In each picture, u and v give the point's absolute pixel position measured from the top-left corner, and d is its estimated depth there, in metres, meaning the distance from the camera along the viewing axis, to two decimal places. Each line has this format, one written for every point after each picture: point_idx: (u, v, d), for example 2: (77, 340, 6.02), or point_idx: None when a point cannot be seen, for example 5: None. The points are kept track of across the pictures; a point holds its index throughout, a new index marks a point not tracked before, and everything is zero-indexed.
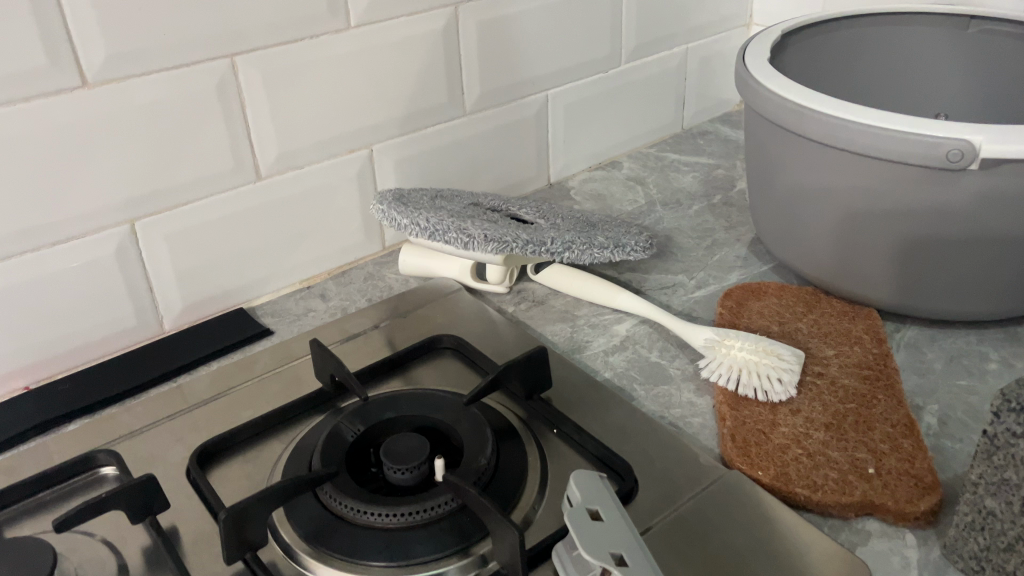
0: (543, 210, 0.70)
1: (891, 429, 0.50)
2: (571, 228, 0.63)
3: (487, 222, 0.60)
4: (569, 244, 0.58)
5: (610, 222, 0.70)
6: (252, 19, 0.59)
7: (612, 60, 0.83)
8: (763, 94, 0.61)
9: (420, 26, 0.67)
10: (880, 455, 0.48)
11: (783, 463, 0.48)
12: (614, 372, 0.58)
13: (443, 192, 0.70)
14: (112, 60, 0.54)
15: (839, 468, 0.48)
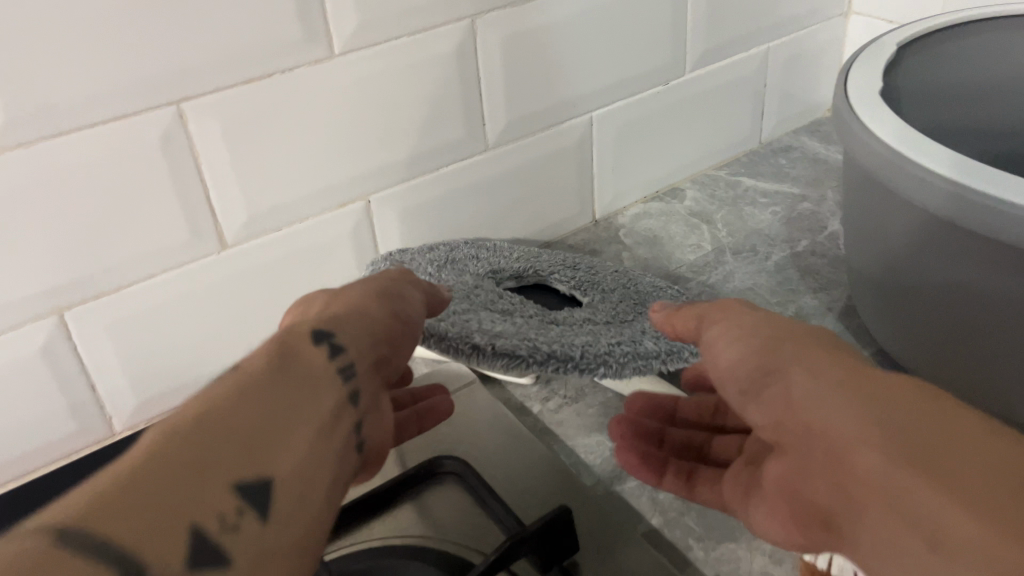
0: (580, 277, 0.56)
1: (723, 359, 0.33)
2: (612, 320, 0.49)
3: (498, 317, 0.47)
4: (605, 352, 0.43)
5: (667, 290, 0.55)
6: (202, 54, 0.45)
7: (676, 69, 0.68)
8: (855, 133, 0.46)
9: (428, 48, 0.53)
10: (765, 421, 0.30)
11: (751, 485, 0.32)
12: (666, 518, 0.45)
13: (452, 249, 0.57)
14: (16, 120, 0.42)
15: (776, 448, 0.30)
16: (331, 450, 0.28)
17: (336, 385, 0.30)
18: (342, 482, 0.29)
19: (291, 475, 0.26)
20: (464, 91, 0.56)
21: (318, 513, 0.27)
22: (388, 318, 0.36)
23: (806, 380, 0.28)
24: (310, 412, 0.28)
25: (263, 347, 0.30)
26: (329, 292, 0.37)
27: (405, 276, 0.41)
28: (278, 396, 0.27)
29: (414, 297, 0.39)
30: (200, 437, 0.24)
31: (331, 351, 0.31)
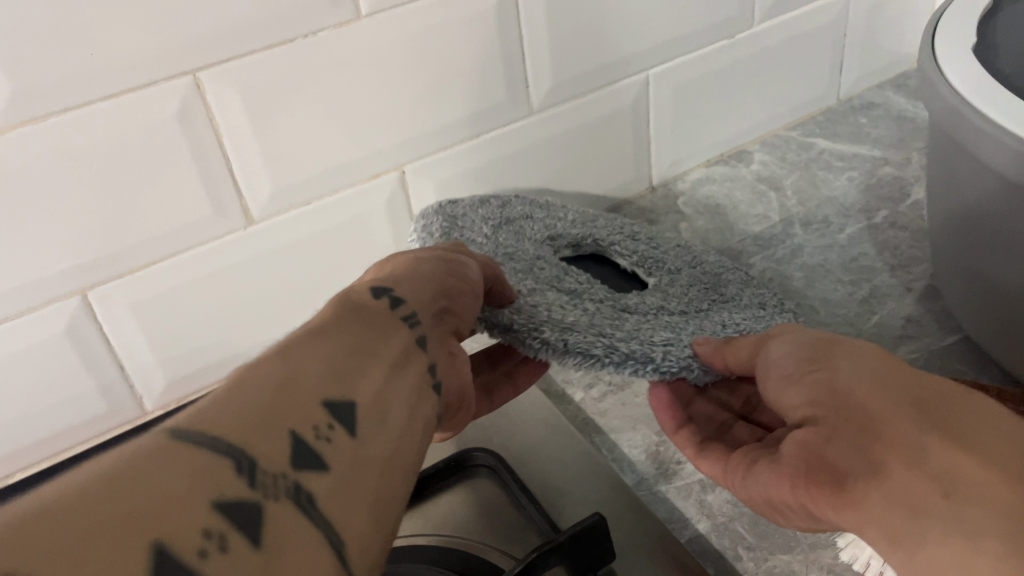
0: (642, 255, 0.51)
1: (776, 350, 0.34)
2: (687, 316, 0.45)
3: (568, 304, 0.42)
4: (688, 357, 0.38)
5: (735, 278, 0.51)
6: (216, 21, 0.42)
7: (743, 21, 0.61)
8: (944, 97, 0.40)
9: (464, 6, 0.49)
10: (818, 401, 0.30)
11: (791, 464, 0.31)
12: (714, 523, 0.41)
13: (502, 203, 0.52)
14: (23, 97, 0.39)
15: (833, 437, 0.29)
16: (411, 395, 0.30)
17: (401, 340, 0.31)
18: (428, 412, 0.31)
19: (366, 414, 0.27)
20: (505, 51, 0.52)
21: (414, 438, 0.29)
22: (429, 301, 0.34)
23: (851, 365, 0.31)
24: (382, 355, 0.30)
25: (329, 307, 0.31)
26: (378, 278, 0.35)
27: (450, 259, 0.38)
28: (342, 355, 0.28)
29: (474, 278, 0.38)
30: (284, 380, 0.26)
31: (398, 299, 0.33)
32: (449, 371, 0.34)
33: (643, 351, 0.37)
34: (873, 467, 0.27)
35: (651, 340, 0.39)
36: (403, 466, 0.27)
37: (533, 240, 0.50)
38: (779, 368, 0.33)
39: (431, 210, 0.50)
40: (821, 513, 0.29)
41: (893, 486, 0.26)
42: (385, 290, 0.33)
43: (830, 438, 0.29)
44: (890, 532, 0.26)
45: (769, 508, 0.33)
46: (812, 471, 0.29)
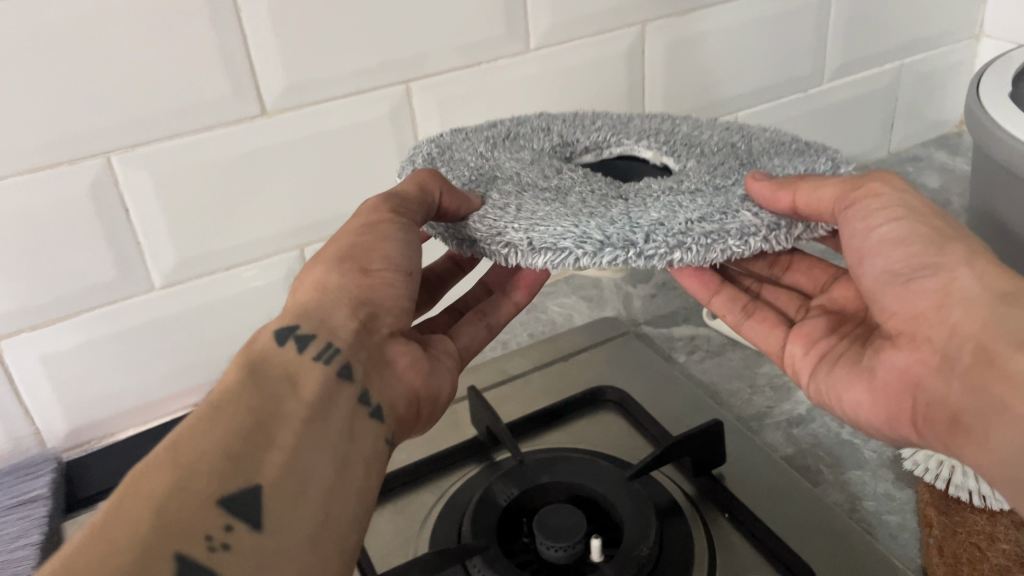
0: (672, 143, 0.50)
1: (881, 235, 0.40)
2: (703, 188, 0.42)
3: (551, 198, 0.42)
4: (675, 238, 0.38)
5: (780, 149, 0.48)
6: (429, 45, 0.57)
7: (815, 79, 0.75)
8: (987, 126, 0.53)
9: (605, 47, 0.63)
10: (923, 316, 0.37)
11: (898, 389, 0.38)
12: (799, 448, 0.52)
13: (527, 123, 0.55)
14: (294, 89, 0.53)
15: (943, 367, 0.36)
16: (326, 437, 0.33)
17: (305, 397, 0.34)
18: (365, 448, 0.35)
19: (278, 488, 0.30)
20: (629, 84, 0.66)
21: (344, 490, 0.32)
22: (345, 329, 0.38)
23: (970, 281, 0.36)
24: (285, 415, 0.33)
25: (233, 374, 0.34)
26: (287, 317, 0.38)
27: (383, 233, 0.42)
28: (240, 427, 0.31)
29: (394, 260, 0.41)
30: (176, 473, 0.28)
31: (303, 347, 0.36)
32: (385, 390, 0.38)
33: (622, 236, 0.38)
34: (979, 396, 0.34)
35: (636, 220, 0.39)
36: (336, 528, 0.31)
37: (540, 150, 0.51)
38: (883, 261, 0.39)
39: (439, 134, 0.54)
40: (928, 434, 0.37)
41: (1016, 422, 0.32)
42: (286, 335, 0.37)
43: (940, 368, 0.36)
44: (1004, 468, 0.32)
45: (851, 416, 0.42)
46: (918, 405, 0.37)
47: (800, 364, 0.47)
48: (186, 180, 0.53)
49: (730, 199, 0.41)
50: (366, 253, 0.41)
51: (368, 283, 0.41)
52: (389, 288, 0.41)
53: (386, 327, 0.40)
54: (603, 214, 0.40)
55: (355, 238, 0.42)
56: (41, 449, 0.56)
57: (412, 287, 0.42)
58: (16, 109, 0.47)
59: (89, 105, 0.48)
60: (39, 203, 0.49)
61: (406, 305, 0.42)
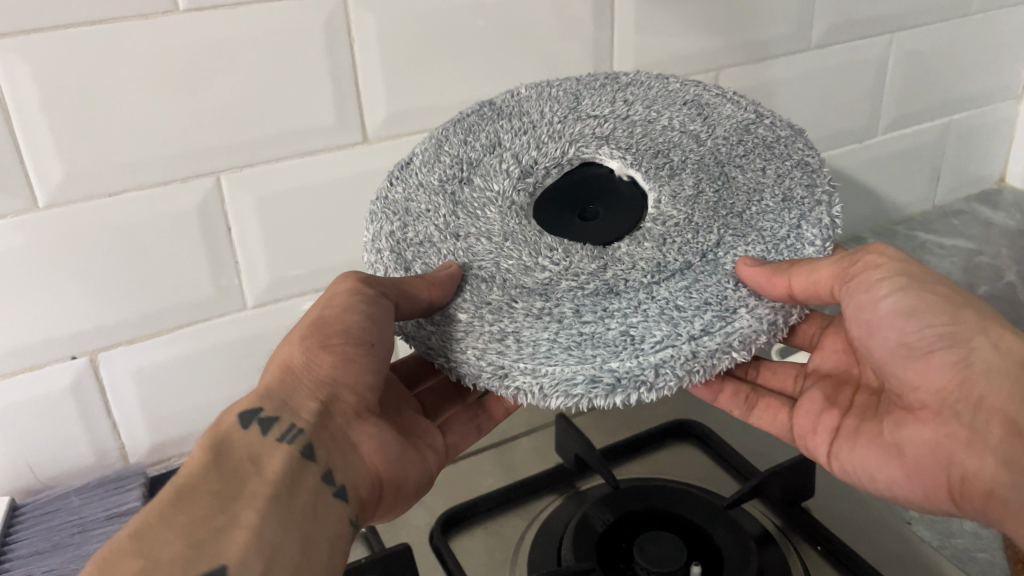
0: (643, 159, 0.43)
1: (888, 305, 0.38)
2: (691, 261, 0.38)
3: (542, 309, 0.36)
4: (687, 368, 0.34)
5: (758, 148, 0.43)
6: (523, 82, 0.59)
7: (869, 131, 0.78)
8: None
9: None
10: (946, 390, 0.37)
11: (929, 466, 0.37)
12: None
13: (475, 137, 0.45)
14: (397, 119, 0.55)
15: (972, 441, 0.35)
16: (291, 515, 0.32)
17: (270, 475, 0.34)
18: (334, 523, 0.34)
19: (244, 561, 0.30)
20: None
21: (314, 563, 0.32)
22: (308, 409, 0.37)
23: (988, 350, 0.36)
24: (249, 494, 0.32)
25: (198, 457, 0.34)
26: (253, 397, 0.37)
27: (345, 301, 0.39)
28: (206, 511, 0.31)
29: (354, 331, 0.38)
30: (141, 558, 0.29)
31: (267, 427, 0.36)
32: (349, 471, 0.37)
33: (632, 372, 0.34)
34: (1017, 477, 0.33)
35: (644, 337, 0.35)
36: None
37: (498, 193, 0.42)
38: (895, 334, 0.38)
39: (385, 188, 0.45)
40: (966, 508, 0.36)
41: None
42: (251, 416, 0.36)
43: (968, 443, 0.35)
44: None
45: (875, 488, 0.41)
46: (948, 477, 0.36)
47: (816, 443, 0.45)
48: (287, 203, 0.54)
49: (723, 285, 0.36)
50: (328, 324, 0.39)
51: (321, 360, 0.38)
52: (346, 365, 0.38)
53: (350, 407, 0.39)
54: (605, 339, 0.35)
55: (325, 307, 0.40)
56: (125, 465, 0.56)
57: (374, 362, 0.39)
58: (139, 129, 0.47)
59: (206, 124, 0.49)
60: (151, 220, 0.50)
61: (370, 381, 0.39)
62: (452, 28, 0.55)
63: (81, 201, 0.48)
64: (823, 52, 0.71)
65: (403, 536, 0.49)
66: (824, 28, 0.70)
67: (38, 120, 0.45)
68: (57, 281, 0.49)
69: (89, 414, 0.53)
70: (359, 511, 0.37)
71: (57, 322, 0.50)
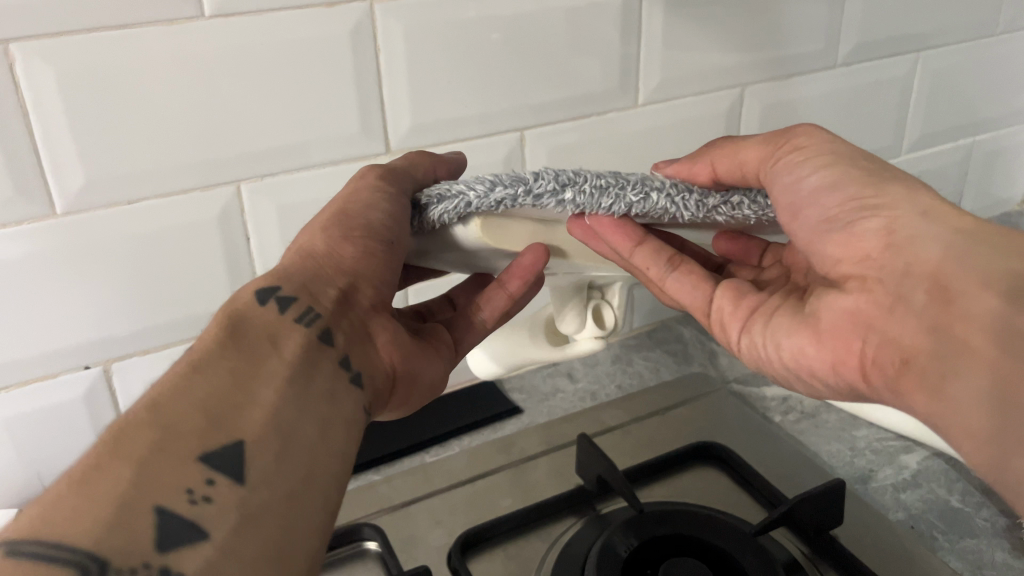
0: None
1: (811, 184, 0.35)
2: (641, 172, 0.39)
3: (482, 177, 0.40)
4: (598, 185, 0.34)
5: None
6: (549, 97, 0.58)
7: (893, 150, 0.77)
8: None
9: (707, 106, 0.65)
10: (871, 257, 0.33)
11: (845, 332, 0.33)
12: (910, 513, 0.52)
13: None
14: (422, 130, 0.55)
15: (898, 309, 0.31)
16: (309, 398, 0.31)
17: (286, 357, 0.32)
18: (350, 412, 0.33)
19: (263, 442, 0.28)
20: None
21: (330, 448, 0.30)
22: (328, 298, 0.36)
23: (919, 216, 0.32)
24: (266, 373, 0.30)
25: (212, 334, 0.31)
26: (272, 278, 0.36)
27: (368, 194, 0.38)
28: (224, 386, 0.29)
29: (377, 227, 0.37)
30: (158, 429, 0.26)
31: (285, 307, 0.34)
32: (365, 359, 0.36)
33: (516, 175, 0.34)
34: (936, 342, 0.29)
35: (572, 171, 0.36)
36: (321, 490, 0.29)
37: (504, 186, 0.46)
38: (817, 210, 0.35)
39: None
40: (877, 381, 0.32)
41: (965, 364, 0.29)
42: (270, 294, 0.34)
43: (891, 311, 0.31)
44: (964, 419, 0.29)
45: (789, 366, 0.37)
46: (863, 342, 0.33)
47: (729, 322, 0.41)
48: (308, 213, 0.53)
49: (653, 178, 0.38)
50: (352, 217, 0.38)
51: (344, 253, 0.37)
52: (367, 258, 0.37)
53: (367, 299, 0.37)
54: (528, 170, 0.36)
55: (347, 202, 0.39)
56: None
57: (395, 260, 0.38)
58: (160, 135, 0.46)
59: (229, 132, 0.48)
60: (170, 228, 0.49)
61: (390, 278, 0.38)
62: (479, 40, 0.54)
63: (100, 208, 0.47)
64: (849, 70, 0.70)
65: (420, 558, 0.47)
66: (851, 45, 0.69)
67: (59, 125, 0.44)
68: (73, 288, 0.48)
69: (99, 424, 0.52)
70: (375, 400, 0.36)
71: (72, 330, 0.49)
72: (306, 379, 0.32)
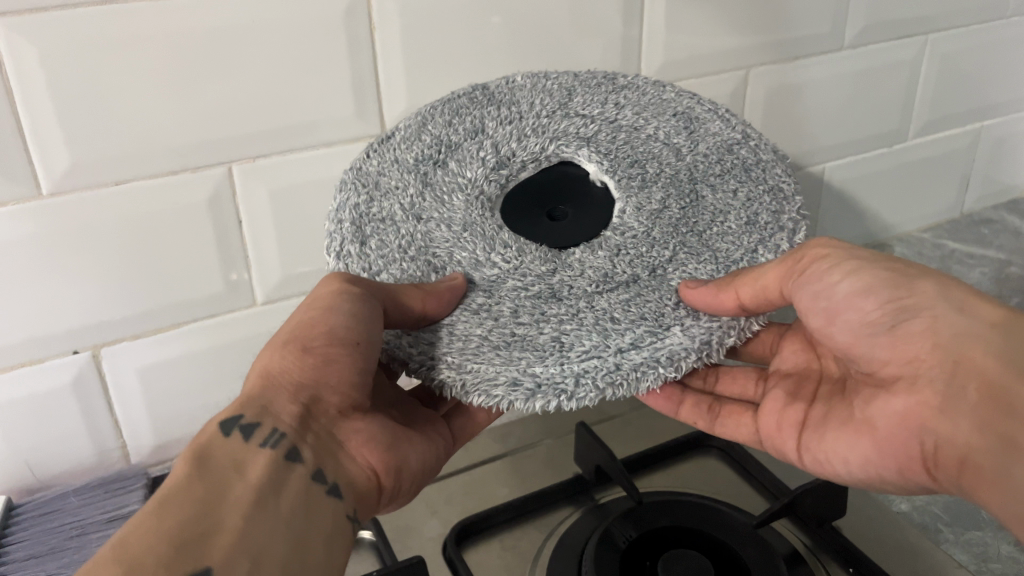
0: (619, 168, 0.43)
1: (843, 290, 0.36)
2: (638, 274, 0.38)
3: (480, 306, 0.38)
4: (609, 381, 0.35)
5: (728, 168, 0.42)
6: None
7: (899, 135, 0.76)
8: None
9: (709, 90, 0.64)
10: (918, 359, 0.34)
11: (900, 435, 0.35)
12: (914, 504, 0.51)
13: (463, 123, 0.45)
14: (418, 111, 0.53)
15: (948, 408, 0.33)
16: (279, 516, 0.31)
17: (253, 481, 0.32)
18: (325, 521, 0.33)
19: (231, 562, 0.28)
20: None
21: (305, 563, 0.31)
22: (289, 413, 0.35)
23: (951, 313, 0.33)
24: (234, 500, 0.31)
25: (180, 468, 0.31)
26: (232, 401, 0.36)
27: (329, 302, 0.37)
28: (192, 513, 0.29)
29: (339, 334, 0.36)
30: (126, 561, 0.27)
31: (249, 433, 0.34)
32: (339, 470, 0.36)
33: (554, 379, 0.35)
34: (992, 439, 0.31)
35: (591, 347, 0.35)
36: None
37: (470, 180, 0.42)
38: (855, 315, 0.36)
39: (360, 158, 0.44)
40: (945, 480, 0.34)
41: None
42: (232, 423, 0.34)
43: (941, 409, 0.33)
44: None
45: (853, 479, 0.38)
46: (924, 449, 0.34)
47: (784, 441, 0.43)
48: (302, 197, 0.52)
49: (663, 302, 0.37)
50: (312, 328, 0.37)
51: (303, 364, 0.36)
52: (328, 367, 0.36)
53: (334, 407, 0.37)
54: (536, 345, 0.36)
55: (311, 307, 0.37)
56: (126, 465, 0.54)
57: (360, 364, 0.37)
58: (149, 116, 0.45)
59: (221, 113, 0.47)
60: (160, 211, 0.48)
61: (357, 382, 0.37)
62: (476, 19, 0.52)
63: (89, 191, 0.46)
64: (855, 53, 0.69)
65: (415, 549, 0.47)
66: (858, 29, 0.68)
67: (45, 106, 0.43)
68: (61, 273, 0.47)
69: (91, 411, 0.51)
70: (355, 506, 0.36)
71: (60, 314, 0.48)
72: (276, 499, 0.32)
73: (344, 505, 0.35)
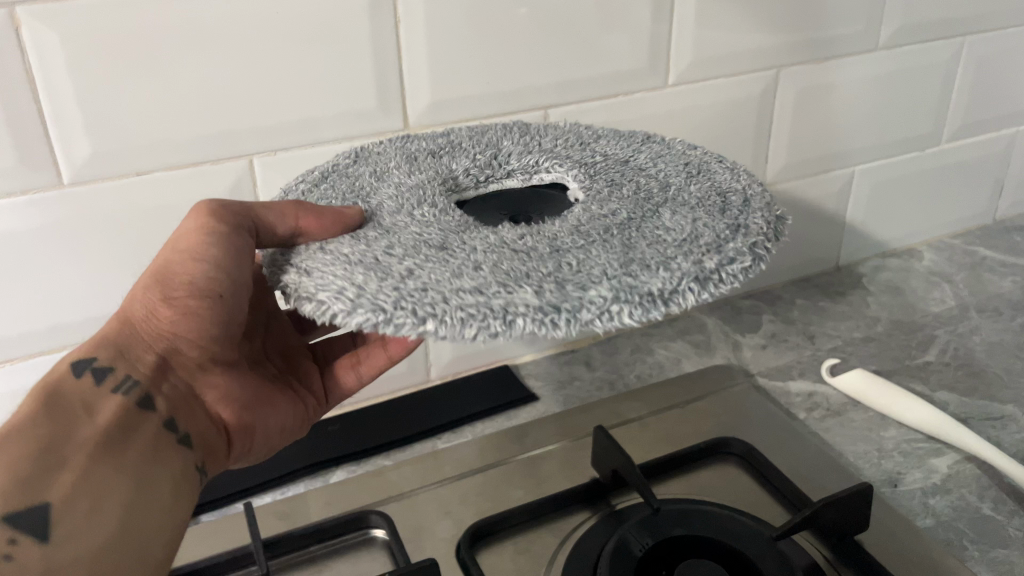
0: (594, 184, 0.39)
1: None
2: (539, 247, 0.32)
3: (369, 238, 0.33)
4: (428, 308, 0.27)
5: (707, 203, 0.35)
6: (575, 74, 0.56)
7: (932, 139, 0.74)
8: None
9: (739, 89, 0.62)
10: None
11: None
12: (938, 520, 0.49)
13: (483, 141, 0.44)
14: (443, 105, 0.53)
15: None
16: (125, 457, 0.32)
17: (101, 423, 0.32)
18: (176, 468, 0.34)
19: (71, 502, 0.30)
20: (757, 129, 0.65)
21: (151, 499, 0.32)
22: (145, 361, 0.35)
23: None
24: (79, 439, 0.31)
25: (27, 403, 0.32)
26: (89, 342, 0.35)
27: (191, 245, 0.35)
28: (33, 449, 0.30)
29: (200, 284, 0.34)
30: None
31: (101, 377, 0.34)
32: (193, 418, 0.36)
33: (378, 297, 0.28)
34: None
35: (438, 279, 0.29)
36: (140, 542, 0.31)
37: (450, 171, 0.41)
38: None
39: (378, 141, 0.45)
40: None
41: None
42: (83, 364, 0.34)
43: None
44: None
45: None
46: None
47: None
48: None
49: (541, 266, 0.30)
50: (170, 276, 0.35)
51: (161, 315, 0.35)
52: (185, 320, 0.35)
53: (192, 359, 0.36)
54: (389, 268, 0.30)
55: (172, 250, 0.35)
56: None
57: (220, 315, 0.35)
58: (169, 105, 0.45)
59: (241, 104, 0.47)
60: (179, 200, 0.47)
61: (217, 337, 0.36)
62: (502, 14, 0.52)
63: (106, 181, 0.45)
64: (889, 54, 0.67)
65: (427, 550, 0.46)
66: (893, 28, 0.66)
67: (65, 92, 0.42)
68: (80, 262, 0.47)
69: None
70: (207, 457, 0.37)
71: (76, 304, 0.48)
72: (123, 443, 0.32)
73: (194, 452, 0.36)
